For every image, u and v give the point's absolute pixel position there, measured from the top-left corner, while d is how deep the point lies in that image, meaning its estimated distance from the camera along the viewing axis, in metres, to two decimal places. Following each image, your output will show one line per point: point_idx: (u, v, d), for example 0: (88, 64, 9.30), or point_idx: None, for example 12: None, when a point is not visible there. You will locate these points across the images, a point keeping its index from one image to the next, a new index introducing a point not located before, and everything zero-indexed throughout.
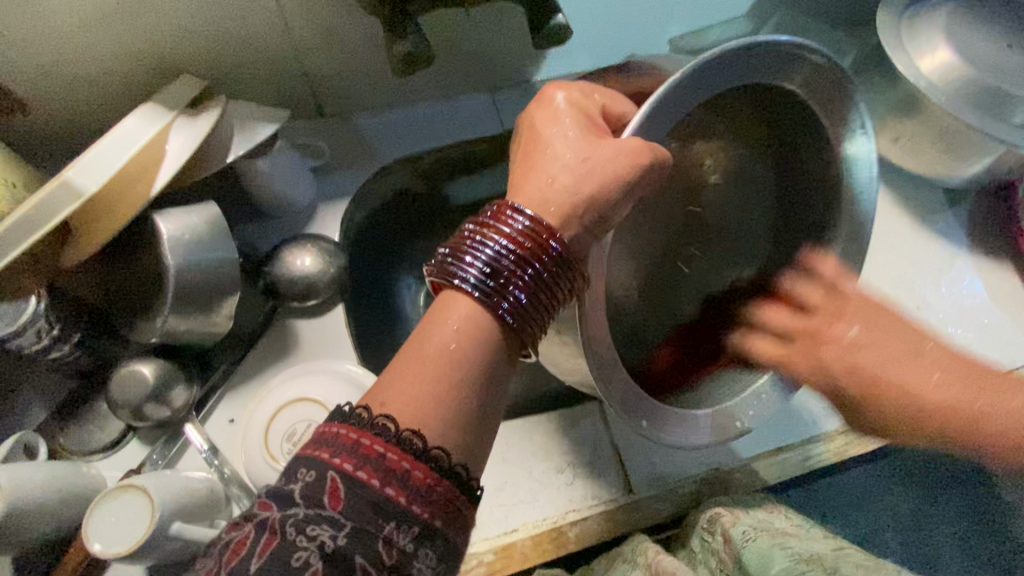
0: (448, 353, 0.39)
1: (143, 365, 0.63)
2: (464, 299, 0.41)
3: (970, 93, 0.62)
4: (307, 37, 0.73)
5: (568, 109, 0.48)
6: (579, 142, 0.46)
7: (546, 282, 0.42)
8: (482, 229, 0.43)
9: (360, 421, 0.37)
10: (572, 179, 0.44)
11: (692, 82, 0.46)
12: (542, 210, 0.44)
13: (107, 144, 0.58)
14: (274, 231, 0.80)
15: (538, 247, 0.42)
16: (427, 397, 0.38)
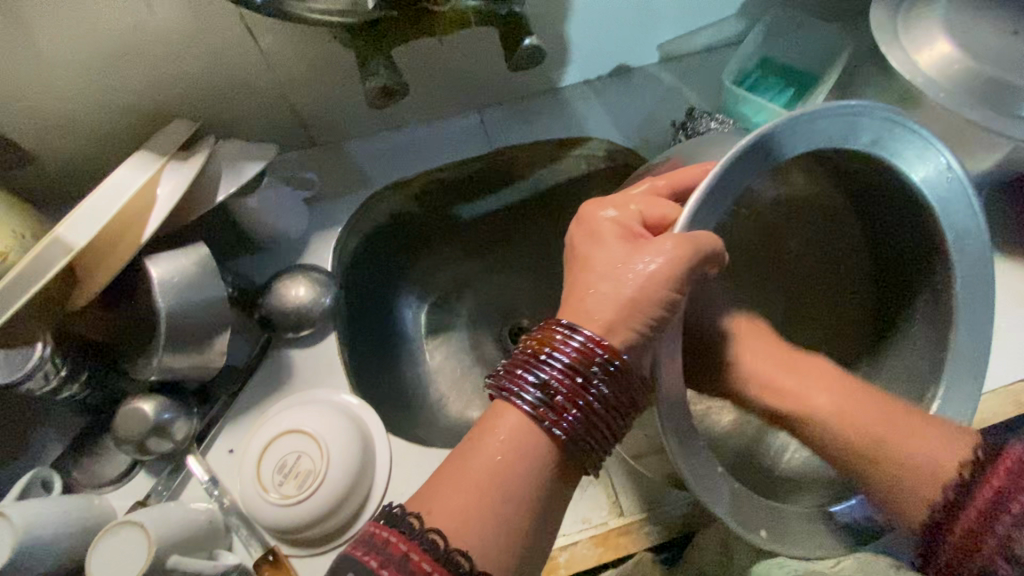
0: (494, 467, 0.40)
1: (143, 402, 0.57)
2: (516, 414, 0.41)
3: (972, 85, 0.62)
4: (288, 71, 0.68)
5: (612, 225, 0.47)
6: (623, 250, 0.45)
7: (602, 411, 0.41)
8: (538, 347, 0.42)
9: (411, 531, 0.38)
10: (623, 290, 0.43)
11: (770, 149, 0.43)
12: (594, 323, 0.42)
13: (94, 195, 0.55)
14: (269, 264, 0.72)
15: (596, 366, 0.41)
16: (472, 515, 0.38)
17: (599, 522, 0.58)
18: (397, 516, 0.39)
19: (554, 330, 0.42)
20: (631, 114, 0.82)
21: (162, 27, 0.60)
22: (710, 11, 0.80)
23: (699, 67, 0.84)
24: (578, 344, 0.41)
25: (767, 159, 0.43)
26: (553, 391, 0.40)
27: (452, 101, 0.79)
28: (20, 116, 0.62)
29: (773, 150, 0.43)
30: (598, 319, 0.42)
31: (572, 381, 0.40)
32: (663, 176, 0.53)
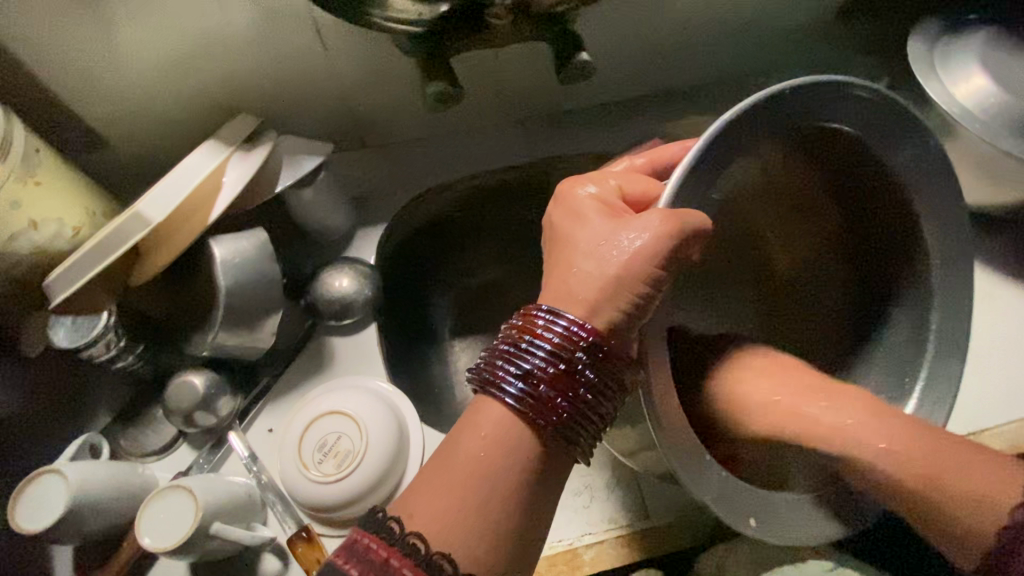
0: (478, 462, 0.40)
1: (194, 375, 0.60)
2: (499, 408, 0.41)
3: (1008, 120, 0.64)
4: (350, 76, 0.73)
5: (594, 201, 0.47)
6: (604, 225, 0.45)
7: (590, 399, 0.41)
8: (520, 334, 0.42)
9: (392, 537, 0.38)
10: (597, 265, 0.43)
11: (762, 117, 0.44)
12: (578, 305, 0.42)
13: (169, 179, 0.58)
14: (316, 255, 0.75)
15: (581, 352, 0.41)
16: (454, 509, 0.39)
17: (624, 523, 0.59)
18: (380, 522, 0.39)
19: (541, 316, 0.42)
20: (668, 134, 0.85)
21: (237, 28, 0.64)
22: (751, 40, 0.83)
23: (736, 92, 0.88)
24: (562, 329, 0.41)
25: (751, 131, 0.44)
26: (537, 381, 0.40)
27: (498, 113, 0.83)
28: (100, 103, 0.67)
29: (763, 122, 0.44)
30: (583, 299, 0.43)
31: (554, 370, 0.40)
32: (647, 153, 0.54)
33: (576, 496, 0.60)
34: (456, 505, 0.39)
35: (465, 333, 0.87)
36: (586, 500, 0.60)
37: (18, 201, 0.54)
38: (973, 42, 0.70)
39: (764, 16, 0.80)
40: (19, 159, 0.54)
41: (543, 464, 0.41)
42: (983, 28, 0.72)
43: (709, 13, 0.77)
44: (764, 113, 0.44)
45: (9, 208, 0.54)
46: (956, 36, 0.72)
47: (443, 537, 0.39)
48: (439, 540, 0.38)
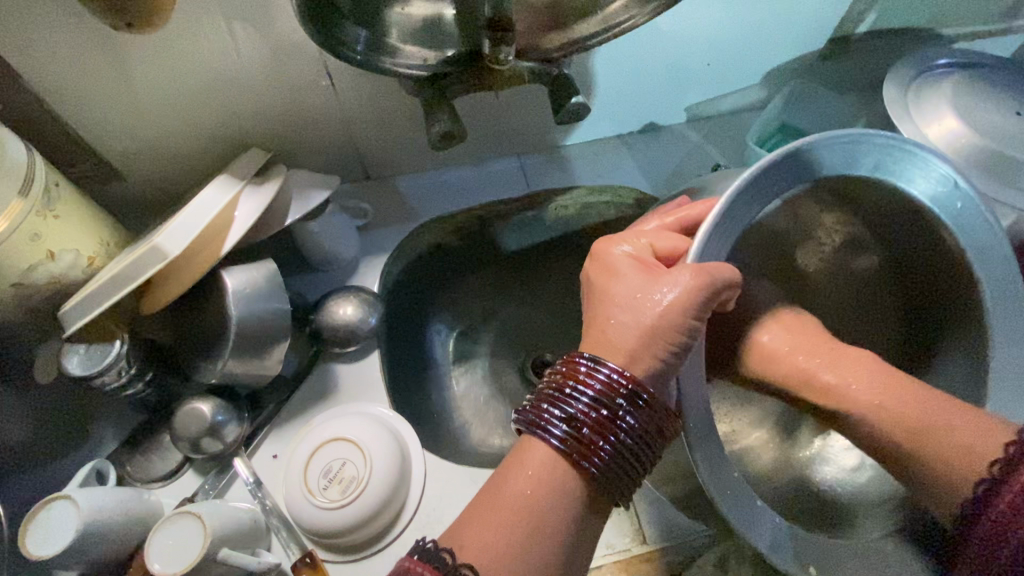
0: (523, 500, 0.42)
1: (202, 402, 0.61)
2: (545, 449, 0.43)
3: (978, 158, 0.69)
4: (358, 113, 0.77)
5: (628, 259, 0.50)
6: (637, 281, 0.48)
7: (633, 446, 0.43)
8: (565, 380, 0.44)
9: (444, 565, 0.40)
10: (632, 316, 0.46)
11: (783, 166, 0.48)
12: (619, 354, 0.45)
13: (185, 213, 0.60)
14: (320, 284, 0.77)
15: (622, 398, 0.43)
16: (500, 546, 0.41)
17: (622, 547, 0.60)
18: (431, 552, 0.41)
19: (587, 363, 0.44)
20: (658, 167, 0.89)
21: (252, 69, 0.68)
22: (735, 79, 0.88)
23: (721, 128, 0.92)
24: (604, 376, 0.44)
25: (773, 180, 0.48)
26: (580, 424, 0.42)
27: (497, 147, 0.87)
28: (118, 138, 0.70)
29: (783, 175, 0.48)
30: (621, 349, 0.45)
31: (598, 415, 0.42)
32: (670, 212, 0.57)
33: None
34: (504, 533, 0.41)
35: (463, 357, 0.90)
36: None
37: (40, 233, 0.56)
38: (945, 87, 0.75)
39: (746, 60, 0.85)
40: (42, 195, 0.56)
41: (583, 502, 0.43)
42: (952, 74, 0.77)
43: (696, 58, 0.82)
44: (790, 168, 0.48)
45: (31, 241, 0.56)
46: (928, 79, 0.76)
47: (485, 563, 0.40)
48: (483, 567, 0.40)
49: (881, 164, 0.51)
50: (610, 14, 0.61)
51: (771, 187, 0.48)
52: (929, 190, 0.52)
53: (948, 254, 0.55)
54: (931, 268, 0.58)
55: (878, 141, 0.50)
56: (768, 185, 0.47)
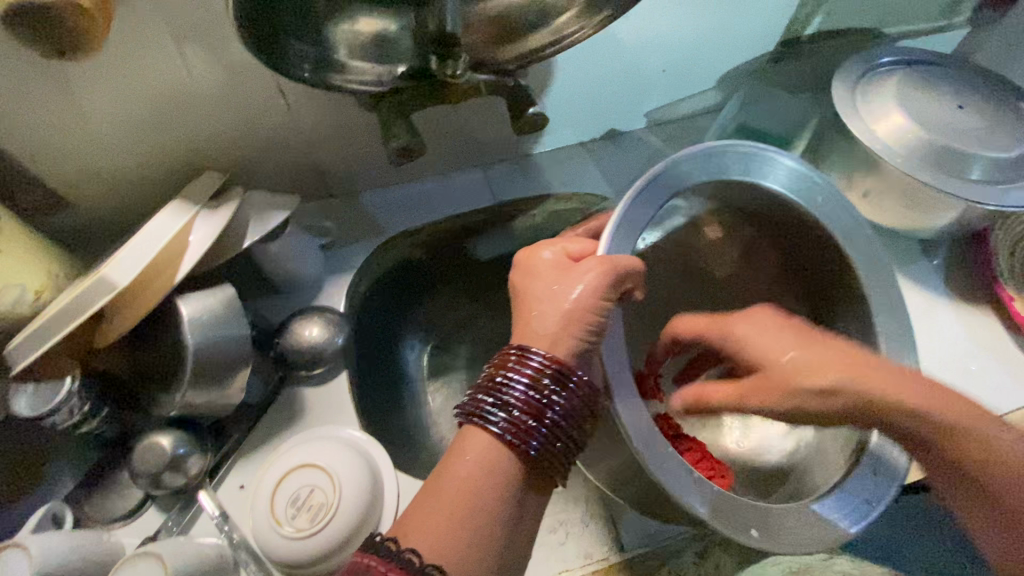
0: (467, 484, 0.40)
1: (161, 436, 0.59)
2: (482, 437, 0.42)
3: (922, 154, 0.71)
4: (316, 131, 0.76)
5: (549, 257, 0.50)
6: (552, 270, 0.49)
7: (565, 426, 0.43)
8: (497, 371, 0.44)
9: (388, 554, 0.38)
10: (550, 303, 0.47)
11: (669, 172, 0.55)
12: (542, 340, 0.45)
13: (136, 240, 0.58)
14: (285, 306, 0.76)
15: (553, 381, 0.43)
16: (444, 530, 0.39)
17: (600, 557, 0.60)
18: (378, 543, 0.39)
19: (518, 353, 0.45)
20: (622, 173, 0.90)
21: (203, 91, 0.66)
22: (691, 84, 0.90)
23: (681, 132, 0.94)
24: (538, 362, 0.44)
25: (662, 186, 0.55)
26: (517, 411, 0.42)
27: (460, 159, 0.87)
28: (65, 167, 0.67)
29: (671, 181, 0.55)
30: (544, 334, 0.45)
31: (530, 399, 0.43)
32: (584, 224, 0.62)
33: (553, 532, 0.61)
34: (452, 520, 0.39)
35: (438, 372, 0.88)
36: (562, 536, 0.61)
37: None
38: (889, 84, 0.77)
39: (700, 64, 0.87)
40: None
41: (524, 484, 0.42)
42: (896, 71, 0.79)
43: (652, 65, 0.83)
44: (674, 179, 0.56)
45: None
46: (874, 78, 0.79)
47: (437, 556, 0.38)
48: (432, 554, 0.38)
49: (748, 166, 0.60)
50: (561, 25, 0.62)
51: (661, 192, 0.55)
52: (786, 182, 0.61)
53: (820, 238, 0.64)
54: (817, 251, 0.66)
55: (738, 150, 0.60)
56: (658, 191, 0.54)
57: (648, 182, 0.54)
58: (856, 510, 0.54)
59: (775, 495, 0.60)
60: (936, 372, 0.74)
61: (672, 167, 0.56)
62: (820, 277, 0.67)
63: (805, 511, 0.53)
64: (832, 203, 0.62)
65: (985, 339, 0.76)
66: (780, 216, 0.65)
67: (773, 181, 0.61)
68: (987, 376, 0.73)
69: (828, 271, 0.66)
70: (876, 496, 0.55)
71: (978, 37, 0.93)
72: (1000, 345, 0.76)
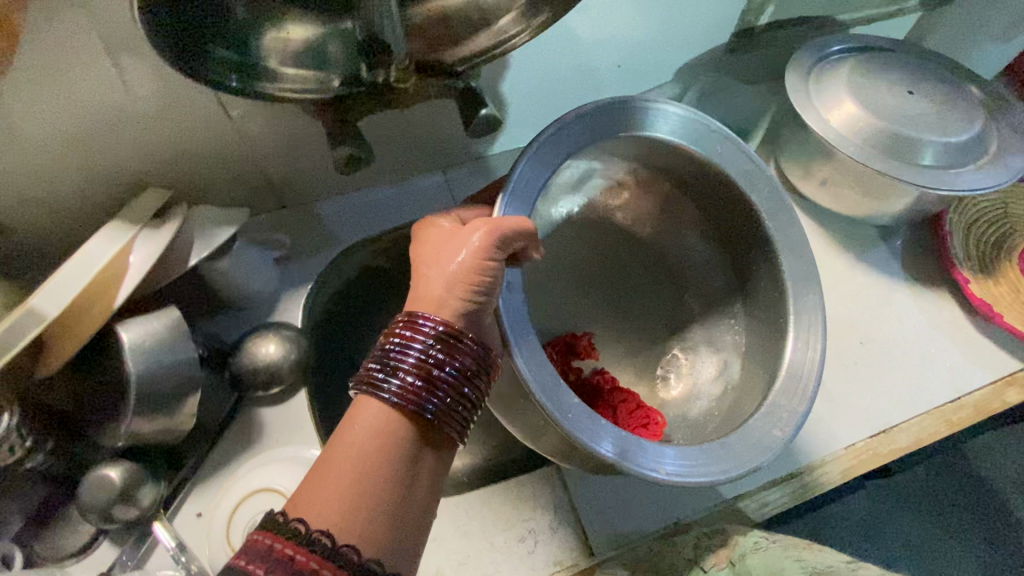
0: (359, 452, 0.40)
1: (109, 469, 0.57)
2: (375, 404, 0.42)
3: (872, 142, 0.72)
4: (262, 142, 0.73)
5: (437, 229, 0.52)
6: (443, 238, 0.51)
7: (459, 384, 0.44)
8: (389, 339, 0.45)
9: (277, 524, 0.37)
10: (439, 268, 0.48)
11: (557, 131, 0.56)
12: (430, 305, 0.46)
13: (68, 267, 0.56)
14: (240, 323, 0.73)
15: (444, 343, 0.44)
16: (334, 496, 0.38)
17: (570, 564, 0.60)
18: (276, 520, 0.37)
19: (408, 320, 0.45)
20: None
21: (137, 106, 0.63)
22: (646, 79, 0.89)
23: None
24: (432, 329, 0.44)
25: (552, 143, 0.56)
26: (407, 373, 0.42)
27: (417, 163, 0.86)
28: None
29: (559, 141, 0.56)
30: (431, 298, 0.47)
31: (423, 361, 0.43)
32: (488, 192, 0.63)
33: (521, 542, 0.61)
34: (344, 486, 0.38)
35: None
36: (531, 546, 0.60)
37: None
38: (841, 73, 0.77)
39: (655, 59, 0.86)
40: None
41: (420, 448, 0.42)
42: (846, 60, 0.79)
43: (606, 61, 0.82)
44: (573, 132, 0.57)
45: None
46: (825, 67, 0.79)
47: (327, 521, 0.37)
48: (319, 520, 0.37)
49: (640, 119, 0.61)
50: (503, 27, 0.60)
51: (550, 149, 0.55)
52: (679, 132, 0.62)
53: (724, 186, 0.65)
54: (729, 205, 0.66)
55: (631, 103, 0.60)
56: (547, 150, 0.55)
57: (546, 135, 0.55)
58: (765, 441, 0.54)
59: (699, 432, 0.61)
60: (900, 357, 0.74)
61: (562, 127, 0.56)
62: (734, 227, 0.68)
63: (721, 447, 0.53)
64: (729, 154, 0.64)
65: (945, 323, 0.77)
66: (686, 167, 0.66)
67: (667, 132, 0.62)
68: (945, 359, 0.74)
69: (738, 221, 0.66)
70: (787, 428, 0.55)
71: (928, 22, 0.94)
72: (958, 328, 0.77)
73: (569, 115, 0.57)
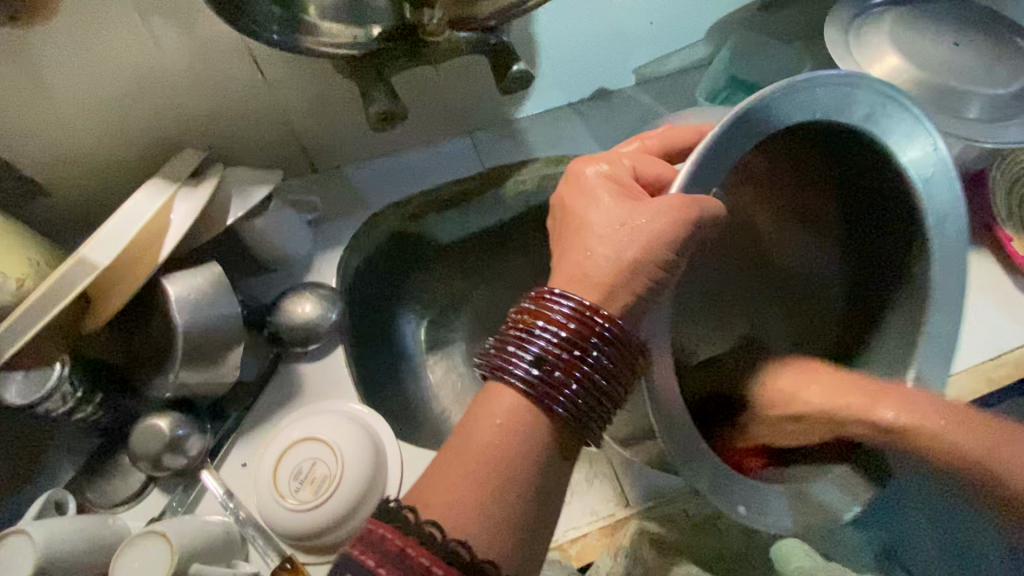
0: (493, 446, 0.40)
1: (157, 418, 0.59)
2: (511, 392, 0.41)
3: (920, 94, 0.69)
4: (295, 102, 0.73)
5: (604, 183, 0.49)
6: (615, 210, 0.47)
7: (599, 382, 0.41)
8: (527, 322, 0.43)
9: (406, 525, 0.37)
10: (611, 249, 0.45)
11: (757, 115, 0.46)
12: (594, 290, 0.43)
13: (114, 221, 0.57)
14: (276, 285, 0.75)
15: (588, 333, 0.41)
16: (467, 492, 0.39)
17: (606, 514, 0.61)
18: (392, 511, 0.38)
19: (543, 302, 0.43)
20: (613, 132, 0.88)
21: (172, 66, 0.64)
22: (678, 37, 0.87)
23: (672, 89, 0.91)
24: (570, 313, 0.42)
25: (753, 129, 0.46)
26: (545, 364, 0.41)
27: (444, 126, 0.85)
28: (36, 153, 0.65)
29: (751, 128, 0.46)
30: (598, 282, 0.44)
31: (564, 352, 0.41)
32: (654, 136, 0.57)
33: None
34: (474, 486, 0.39)
35: (436, 346, 0.88)
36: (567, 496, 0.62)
37: None
38: (882, 25, 0.75)
39: (687, 16, 0.84)
40: None
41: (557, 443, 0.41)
42: (887, 12, 0.77)
43: (638, 18, 0.81)
44: (779, 104, 0.47)
45: None
46: (866, 20, 0.76)
47: (459, 521, 0.38)
48: (456, 522, 0.38)
49: (864, 110, 0.50)
50: None
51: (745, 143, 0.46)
52: (912, 155, 0.51)
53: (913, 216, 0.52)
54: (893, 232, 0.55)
55: (866, 90, 0.49)
56: (755, 132, 0.46)
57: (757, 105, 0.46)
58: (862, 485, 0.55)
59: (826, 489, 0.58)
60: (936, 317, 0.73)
61: (756, 109, 0.46)
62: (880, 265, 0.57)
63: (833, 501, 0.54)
64: (942, 182, 0.52)
65: (985, 284, 0.75)
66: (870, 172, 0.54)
67: (898, 144, 0.51)
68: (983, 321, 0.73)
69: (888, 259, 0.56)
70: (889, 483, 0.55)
71: None
72: (998, 289, 0.75)
73: (776, 89, 0.47)
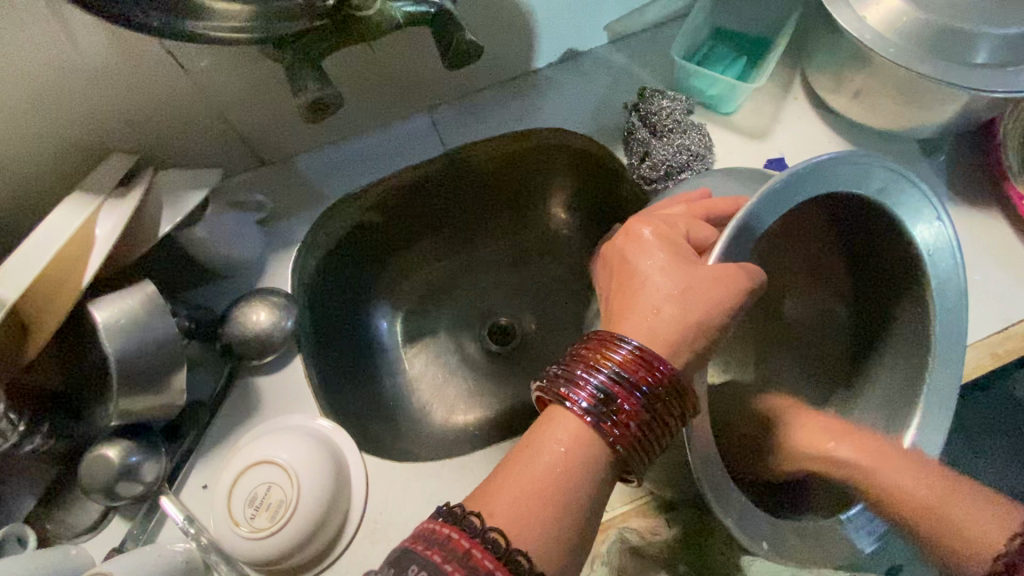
0: (554, 474, 0.38)
1: (108, 448, 0.56)
2: (572, 418, 0.39)
3: (920, 39, 0.61)
4: (225, 92, 0.66)
5: (657, 241, 0.45)
6: (671, 269, 0.43)
7: (653, 427, 0.40)
8: (595, 358, 0.41)
9: (470, 528, 0.36)
10: (678, 309, 0.41)
11: (778, 197, 0.44)
12: (656, 343, 0.41)
13: (28, 244, 0.54)
14: (229, 292, 0.71)
15: (645, 379, 0.39)
16: (526, 513, 0.37)
17: None
18: (456, 515, 0.37)
19: (608, 341, 0.41)
20: (585, 98, 0.80)
21: (72, 66, 0.56)
22: None
23: (649, 44, 0.82)
24: (631, 354, 0.40)
25: (774, 207, 0.44)
26: (611, 400, 0.39)
27: (398, 104, 0.78)
28: None
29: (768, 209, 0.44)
30: (656, 338, 0.41)
31: (625, 394, 0.39)
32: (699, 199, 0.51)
33: None
34: (534, 502, 0.37)
35: (414, 338, 0.86)
36: None
37: None
38: None
39: None
40: None
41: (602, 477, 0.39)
42: None
43: None
44: (797, 186, 0.44)
45: None
46: None
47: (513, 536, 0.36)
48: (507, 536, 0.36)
49: (875, 185, 0.48)
50: None
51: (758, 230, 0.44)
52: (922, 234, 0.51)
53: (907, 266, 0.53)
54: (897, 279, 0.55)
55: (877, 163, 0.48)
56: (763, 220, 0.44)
57: (786, 179, 0.44)
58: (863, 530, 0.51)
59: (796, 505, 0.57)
60: None
61: (768, 199, 0.43)
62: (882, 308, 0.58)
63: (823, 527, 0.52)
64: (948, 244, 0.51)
65: (993, 246, 0.69)
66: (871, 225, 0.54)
67: (907, 216, 0.51)
68: (989, 289, 0.67)
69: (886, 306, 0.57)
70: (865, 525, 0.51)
71: None
72: (1008, 250, 0.69)
73: (787, 177, 0.44)
